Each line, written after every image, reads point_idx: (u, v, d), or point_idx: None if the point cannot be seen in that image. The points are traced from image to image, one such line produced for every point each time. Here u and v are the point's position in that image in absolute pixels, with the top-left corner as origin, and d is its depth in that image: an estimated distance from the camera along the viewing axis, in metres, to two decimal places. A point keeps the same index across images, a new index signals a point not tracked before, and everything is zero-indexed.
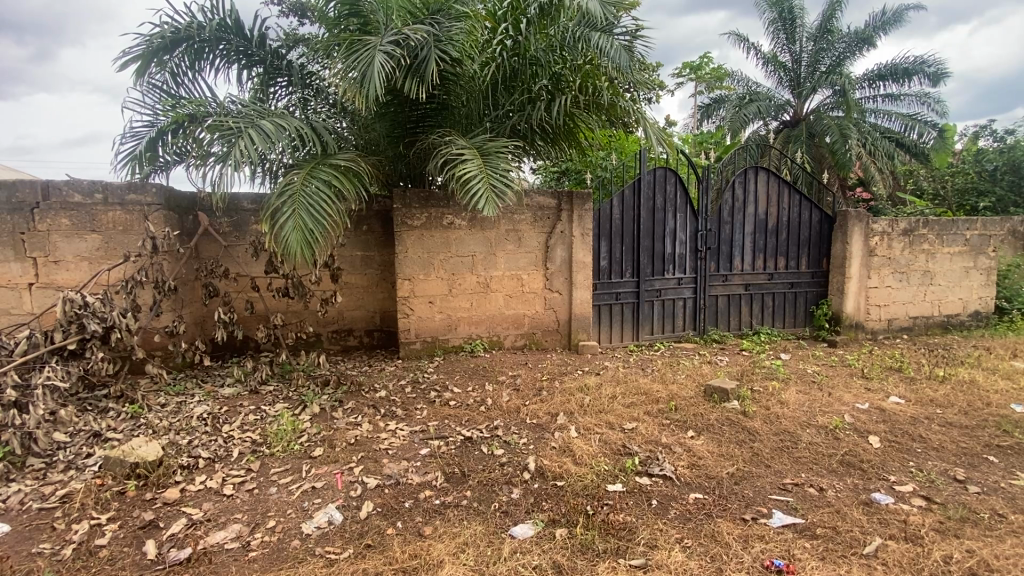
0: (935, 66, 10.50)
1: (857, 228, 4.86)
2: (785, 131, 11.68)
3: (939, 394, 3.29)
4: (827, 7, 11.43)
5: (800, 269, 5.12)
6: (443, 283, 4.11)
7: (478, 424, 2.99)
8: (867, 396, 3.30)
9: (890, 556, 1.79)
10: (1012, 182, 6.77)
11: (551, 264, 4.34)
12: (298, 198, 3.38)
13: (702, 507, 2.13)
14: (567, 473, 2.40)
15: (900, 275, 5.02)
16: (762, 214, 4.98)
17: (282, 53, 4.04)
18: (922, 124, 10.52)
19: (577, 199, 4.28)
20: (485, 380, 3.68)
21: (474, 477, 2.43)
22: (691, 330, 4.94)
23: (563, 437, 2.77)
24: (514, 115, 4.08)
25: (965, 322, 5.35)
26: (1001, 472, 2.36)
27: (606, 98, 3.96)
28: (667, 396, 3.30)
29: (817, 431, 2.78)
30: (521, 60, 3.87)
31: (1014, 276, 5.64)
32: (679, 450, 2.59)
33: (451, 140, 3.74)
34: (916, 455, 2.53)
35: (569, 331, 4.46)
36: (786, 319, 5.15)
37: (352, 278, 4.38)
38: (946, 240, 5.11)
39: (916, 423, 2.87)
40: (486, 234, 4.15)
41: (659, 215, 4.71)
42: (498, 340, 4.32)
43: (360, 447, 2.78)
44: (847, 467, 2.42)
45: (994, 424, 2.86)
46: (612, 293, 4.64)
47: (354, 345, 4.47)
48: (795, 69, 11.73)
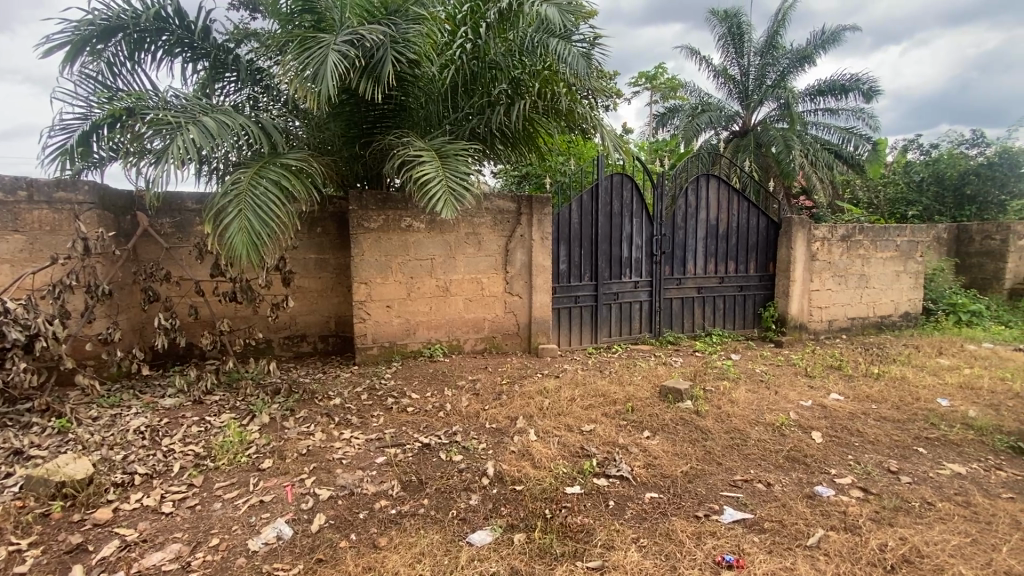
0: (869, 84, 11.25)
1: (800, 234, 5.12)
2: (735, 140, 12.18)
3: (875, 390, 3.50)
4: (773, 24, 12.04)
5: (749, 272, 5.34)
6: (401, 287, 4.04)
7: (437, 430, 2.95)
8: (810, 393, 3.47)
9: (831, 546, 1.86)
10: (936, 193, 7.31)
11: (511, 267, 4.34)
12: (244, 199, 3.23)
13: (657, 506, 2.17)
14: (526, 477, 2.39)
15: (839, 278, 5.31)
16: (713, 219, 5.16)
17: (229, 48, 3.87)
18: (858, 137, 11.21)
19: (536, 203, 4.30)
20: (443, 385, 3.62)
21: (432, 485, 2.38)
22: (647, 332, 5.06)
23: (522, 441, 2.76)
24: (474, 118, 4.08)
25: (897, 322, 5.70)
26: (929, 463, 2.52)
27: (564, 103, 4.04)
28: (624, 397, 3.37)
29: (765, 428, 2.89)
30: (481, 64, 3.88)
31: (939, 279, 6.07)
32: (636, 450, 2.63)
33: (409, 142, 3.69)
34: (855, 449, 2.67)
35: (530, 334, 4.48)
36: (736, 319, 5.37)
37: (305, 281, 4.24)
38: (880, 245, 5.45)
39: (854, 419, 3.04)
40: (446, 237, 4.11)
41: (617, 220, 4.80)
42: (458, 344, 4.28)
43: (312, 457, 2.67)
44: (793, 462, 2.53)
45: (923, 417, 3.06)
46: (571, 296, 4.69)
47: (307, 352, 4.32)
48: (743, 82, 12.25)
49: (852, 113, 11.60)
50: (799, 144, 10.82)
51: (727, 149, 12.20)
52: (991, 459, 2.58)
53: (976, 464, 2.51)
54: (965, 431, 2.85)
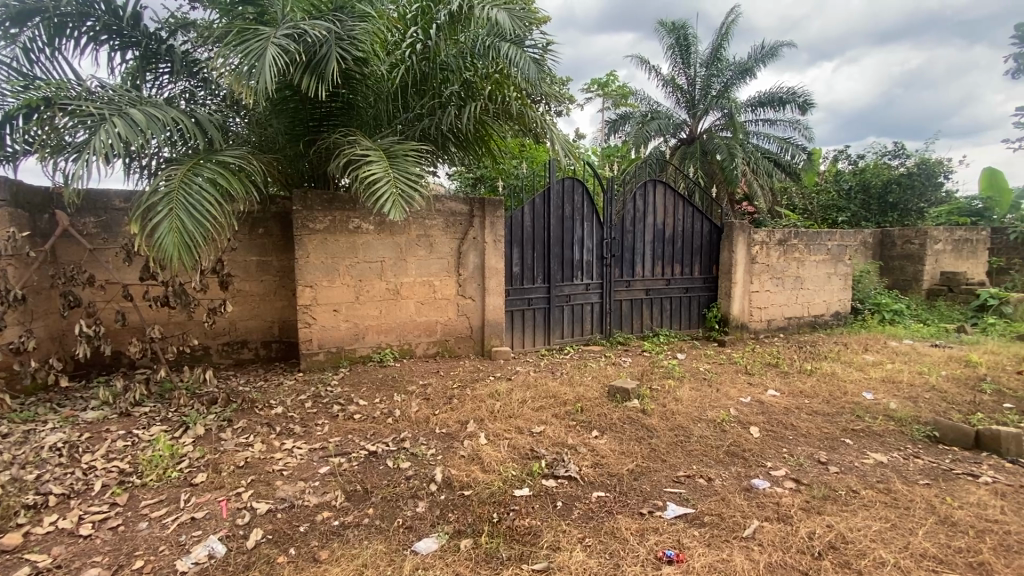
0: (804, 97, 11.96)
1: (741, 238, 5.37)
2: (682, 148, 12.62)
3: (807, 386, 3.70)
4: (717, 37, 12.60)
5: (694, 275, 5.54)
6: (349, 290, 3.92)
7: (384, 437, 2.87)
8: (749, 390, 3.63)
9: (765, 537, 1.93)
10: (863, 200, 7.84)
11: (464, 270, 4.30)
12: (175, 197, 3.05)
13: (604, 505, 2.20)
14: (475, 481, 2.37)
15: (776, 280, 5.60)
16: (660, 223, 5.33)
17: (162, 37, 3.65)
18: (795, 147, 11.88)
19: (489, 206, 4.29)
20: (393, 391, 3.54)
21: (377, 494, 2.32)
22: (598, 333, 5.15)
23: (472, 445, 2.73)
24: (425, 119, 4.02)
25: (830, 321, 6.06)
26: (854, 453, 2.68)
27: (515, 107, 4.03)
28: (574, 397, 3.40)
29: (707, 424, 2.99)
30: (431, 65, 3.84)
31: (866, 281, 6.51)
32: (584, 450, 2.67)
33: (356, 141, 3.60)
34: (789, 442, 2.81)
35: (483, 337, 4.45)
36: (682, 320, 5.55)
37: (246, 285, 4.05)
38: (813, 249, 5.78)
39: (788, 413, 3.20)
40: (396, 239, 4.03)
41: (569, 223, 4.86)
42: (409, 349, 4.20)
43: (250, 470, 2.55)
44: (732, 457, 2.63)
45: (850, 410, 3.25)
46: (524, 298, 4.70)
47: (248, 359, 4.12)
48: (690, 91, 12.73)
49: (789, 124, 12.28)
50: (741, 152, 11.35)
51: (675, 156, 12.64)
52: (909, 447, 2.77)
53: (896, 453, 2.69)
54: (886, 422, 3.06)
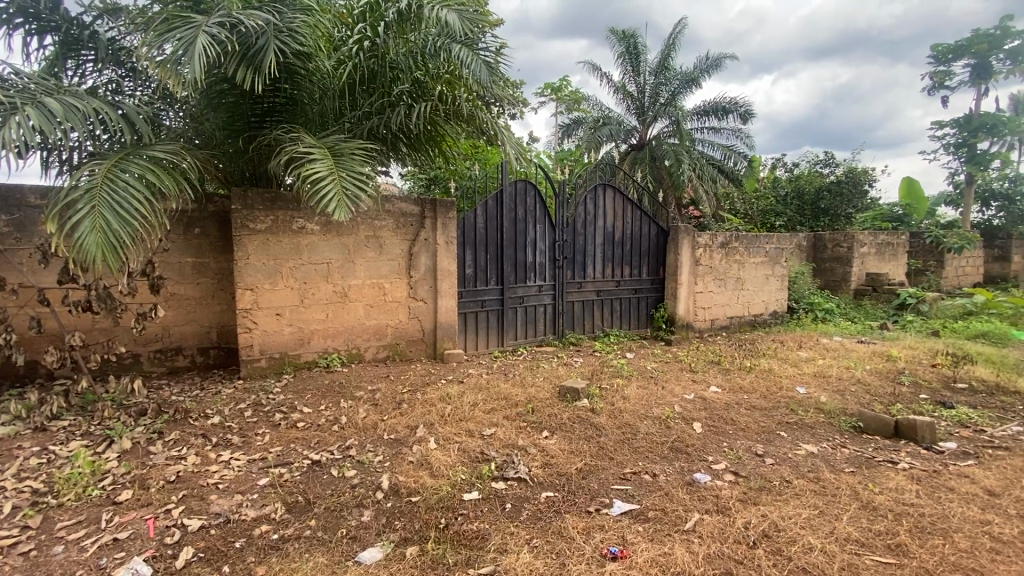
0: (745, 107, 12.58)
1: (686, 241, 5.57)
2: (632, 153, 12.97)
3: (747, 382, 3.87)
4: (665, 47, 13.04)
5: (643, 276, 5.70)
6: (293, 293, 3.78)
7: (329, 445, 2.78)
8: (693, 387, 3.76)
9: (705, 529, 2.00)
10: (797, 206, 8.33)
11: (415, 272, 4.23)
12: (98, 195, 2.83)
13: (552, 505, 2.21)
14: (423, 487, 2.33)
15: (719, 281, 5.85)
16: (611, 226, 5.45)
17: (85, 22, 3.38)
18: (737, 154, 12.45)
19: (440, 207, 4.23)
20: (339, 397, 3.43)
21: (320, 504, 2.23)
22: (551, 334, 5.20)
23: (421, 450, 2.68)
24: (374, 117, 3.93)
25: (768, 320, 6.38)
26: (788, 445, 2.83)
27: (466, 108, 4.01)
28: (525, 399, 3.41)
29: (653, 422, 3.08)
30: (380, 63, 3.79)
31: (800, 281, 6.90)
32: (534, 451, 2.67)
33: (299, 138, 3.47)
34: (729, 436, 2.93)
35: (435, 340, 4.39)
36: (632, 320, 5.70)
37: (181, 288, 3.82)
38: (753, 252, 6.07)
39: (728, 409, 3.34)
40: (343, 240, 3.91)
41: (521, 225, 4.88)
42: (358, 353, 4.09)
43: (182, 484, 2.40)
44: (676, 452, 2.71)
45: (785, 404, 3.43)
46: (477, 300, 4.68)
47: (183, 367, 3.89)
48: (640, 98, 13.10)
49: (732, 132, 12.88)
50: (688, 158, 11.81)
51: (626, 161, 12.98)
52: (836, 438, 2.95)
53: (825, 443, 2.86)
54: (817, 414, 3.25)
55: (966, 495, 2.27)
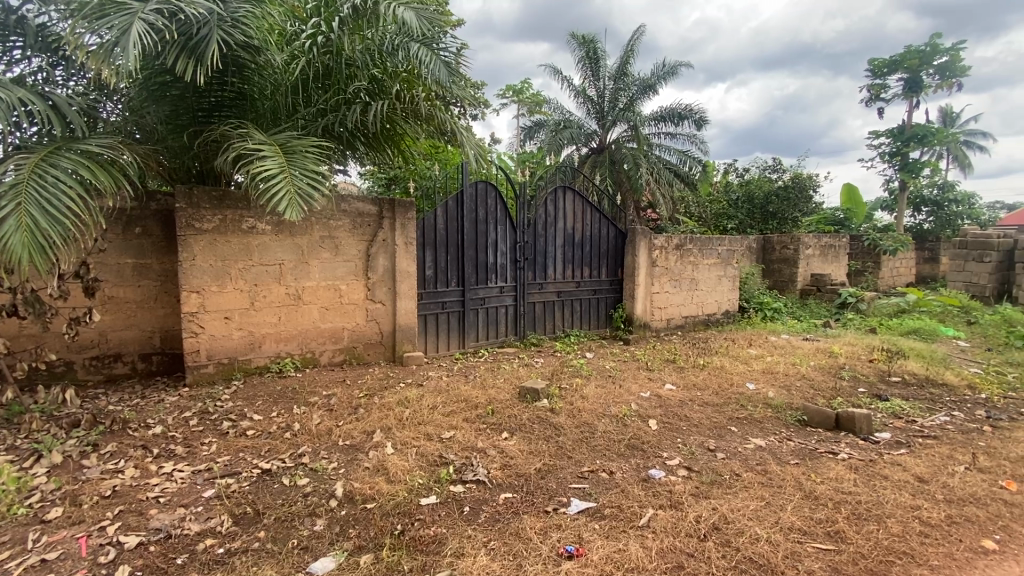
0: (699, 114, 13.02)
1: (643, 242, 5.70)
2: (593, 156, 13.18)
3: (700, 379, 4.00)
4: (624, 53, 13.32)
5: (602, 277, 5.80)
6: (242, 296, 3.63)
7: (281, 454, 2.68)
8: (649, 385, 3.86)
9: (658, 524, 2.04)
10: (747, 209, 8.69)
11: (373, 273, 4.14)
12: (23, 190, 2.61)
13: (511, 506, 2.21)
14: (378, 493, 2.28)
15: (675, 282, 6.02)
16: (571, 228, 5.51)
17: (11, 5, 3.14)
18: (693, 159, 12.86)
19: (399, 208, 4.16)
20: (292, 403, 3.31)
21: (270, 514, 2.15)
22: (512, 335, 5.20)
23: (377, 456, 2.62)
24: (329, 115, 3.82)
25: (721, 319, 6.61)
26: (738, 440, 2.94)
27: (424, 108, 3.96)
28: (485, 400, 3.40)
29: (610, 420, 3.13)
30: (336, 60, 3.69)
31: (751, 282, 7.20)
32: (493, 453, 2.67)
33: (247, 134, 3.34)
34: (683, 432, 3.01)
35: (394, 343, 4.31)
36: (592, 321, 5.78)
37: (119, 291, 3.60)
38: (707, 253, 6.28)
39: (683, 405, 3.44)
40: (296, 241, 3.79)
41: (482, 226, 4.87)
42: (312, 357, 3.96)
43: (119, 499, 2.25)
44: (632, 450, 2.76)
45: (735, 400, 3.56)
46: (438, 302, 4.63)
47: (122, 375, 3.67)
48: (600, 102, 13.33)
49: (687, 138, 13.29)
50: (645, 163, 12.12)
51: (586, 164, 13.18)
52: (782, 431, 3.08)
53: (772, 437, 2.99)
54: (765, 409, 3.39)
55: (898, 482, 2.41)
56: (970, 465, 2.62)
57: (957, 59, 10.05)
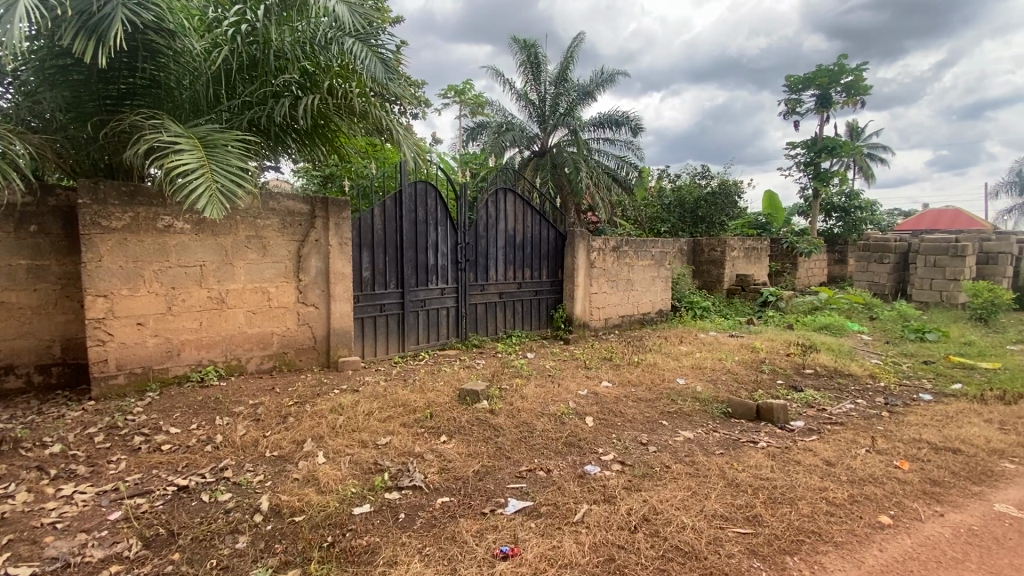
0: (635, 121, 13.52)
1: (581, 244, 5.84)
2: (534, 159, 13.34)
3: (635, 376, 4.14)
4: (564, 59, 13.59)
5: (542, 279, 5.87)
6: (157, 300, 3.36)
7: (201, 468, 2.50)
8: (587, 383, 3.95)
9: (592, 519, 2.09)
10: (679, 213, 9.14)
11: (305, 275, 3.97)
12: None
13: (448, 510, 2.18)
14: (308, 505, 2.18)
15: (612, 283, 6.21)
16: (512, 230, 5.54)
17: None
18: (629, 165, 13.28)
19: (332, 206, 4.00)
20: (214, 414, 3.10)
21: (186, 534, 2.00)
22: (454, 337, 5.15)
23: (307, 466, 2.51)
24: (255, 108, 3.62)
25: (656, 318, 6.90)
26: (669, 433, 3.07)
27: (358, 104, 3.82)
28: (424, 404, 3.34)
29: (549, 419, 3.17)
30: (263, 50, 3.51)
31: (682, 282, 7.56)
32: (430, 457, 2.62)
33: (162, 125, 3.11)
34: (618, 428, 3.10)
35: (328, 347, 4.14)
36: (533, 321, 5.84)
37: (11, 296, 3.23)
38: (642, 255, 6.53)
39: (618, 402, 3.55)
40: (219, 241, 3.56)
41: (422, 227, 4.79)
42: (238, 364, 3.74)
43: (7, 528, 2.01)
44: (569, 447, 2.82)
45: (667, 395, 3.72)
46: (375, 304, 4.51)
47: (16, 389, 3.30)
48: (541, 107, 13.54)
49: (624, 144, 13.76)
50: (586, 167, 12.43)
51: (528, 167, 13.32)
52: (709, 423, 3.25)
53: (700, 429, 3.14)
54: (694, 403, 3.56)
55: (809, 466, 2.61)
56: (870, 448, 2.88)
57: (861, 78, 11.05)
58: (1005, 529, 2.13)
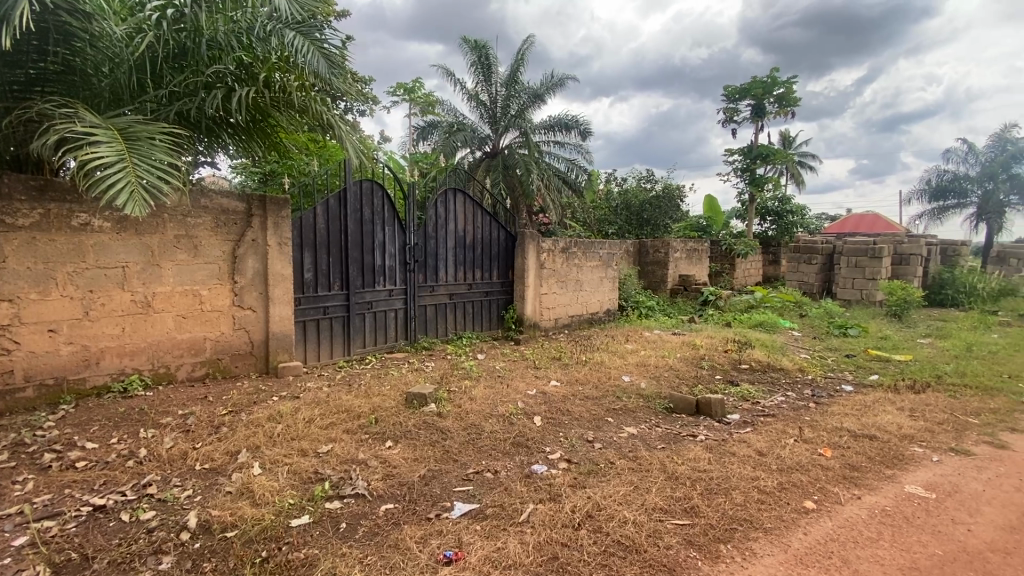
0: (585, 125, 13.79)
1: (531, 245, 5.89)
2: (486, 160, 13.32)
3: (582, 375, 4.22)
4: (515, 61, 13.67)
5: (493, 279, 5.87)
6: (72, 304, 3.09)
7: (121, 486, 2.32)
8: (536, 383, 3.98)
9: (537, 518, 2.10)
10: (626, 216, 9.46)
11: (241, 276, 3.77)
12: None
13: (391, 517, 2.13)
14: (241, 519, 2.06)
15: (561, 283, 6.30)
16: (462, 230, 5.51)
17: None
18: (579, 168, 13.52)
19: (271, 205, 3.83)
20: (138, 427, 2.89)
21: (102, 558, 1.84)
22: (402, 339, 5.06)
23: (241, 478, 2.38)
24: (184, 99, 3.41)
25: (604, 318, 7.06)
26: (614, 430, 3.14)
27: (299, 99, 3.67)
28: (368, 409, 3.25)
29: (497, 420, 3.17)
30: (193, 39, 3.32)
31: (629, 282, 7.78)
32: (374, 463, 2.56)
33: (76, 114, 2.86)
34: (565, 426, 3.15)
35: (267, 353, 3.95)
36: (483, 322, 5.83)
37: None
38: (591, 256, 6.66)
39: (565, 400, 3.60)
40: (143, 241, 3.33)
41: (368, 227, 4.68)
42: (167, 373, 3.50)
43: None
44: (517, 447, 2.83)
45: (613, 393, 3.81)
46: (319, 307, 4.35)
47: None
48: (492, 108, 13.58)
49: (574, 148, 14.01)
50: (537, 169, 12.55)
51: (479, 168, 13.30)
52: (652, 419, 3.36)
53: (643, 425, 3.24)
54: (638, 400, 3.67)
55: (743, 457, 2.75)
56: (798, 438, 3.07)
57: (791, 91, 11.78)
58: (913, 508, 2.32)
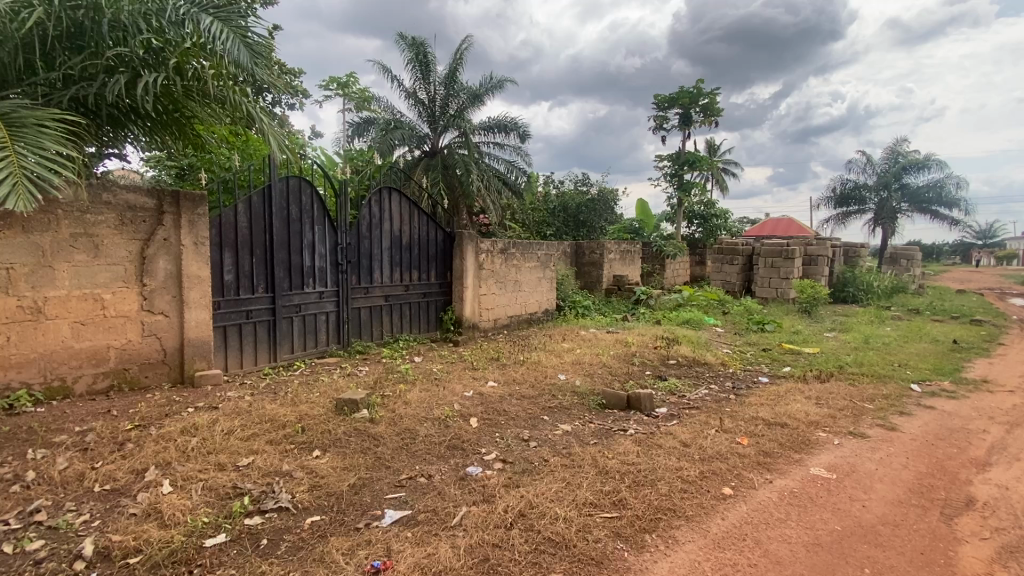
0: (524, 127, 13.93)
1: (469, 246, 5.86)
2: (424, 160, 13.14)
3: (519, 374, 4.26)
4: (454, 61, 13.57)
5: (431, 281, 5.79)
6: None
7: (2, 514, 2.07)
8: (473, 384, 3.98)
9: (469, 521, 2.09)
10: (562, 218, 9.71)
11: (150, 279, 3.46)
12: None
13: (317, 530, 2.04)
14: (146, 543, 1.90)
15: (500, 284, 6.31)
16: (397, 230, 5.38)
17: None
18: (519, 170, 13.62)
19: (186, 202, 3.55)
20: (25, 447, 2.59)
21: None
22: (335, 343, 4.86)
23: (148, 498, 2.19)
24: (82, 84, 3.09)
25: (542, 317, 7.17)
26: (549, 428, 3.19)
27: (216, 89, 3.43)
28: (295, 418, 3.10)
29: (432, 423, 3.13)
30: (93, 17, 3.01)
31: (566, 283, 7.94)
32: (300, 474, 2.45)
33: None
34: (501, 427, 3.16)
35: (181, 361, 3.66)
36: (421, 324, 5.73)
37: None
38: (529, 257, 6.73)
39: (502, 400, 3.61)
40: (31, 240, 3.01)
41: (295, 226, 4.46)
42: (62, 386, 3.17)
43: None
44: (451, 450, 2.80)
45: (549, 391, 3.87)
46: (241, 311, 4.10)
47: None
48: (430, 107, 13.41)
49: (514, 150, 14.11)
50: (476, 170, 12.53)
51: (418, 167, 13.09)
52: (585, 415, 3.45)
53: (576, 422, 3.32)
54: (573, 397, 3.75)
55: (669, 449, 2.88)
56: (719, 428, 3.26)
57: (715, 102, 12.52)
58: (816, 489, 2.54)
